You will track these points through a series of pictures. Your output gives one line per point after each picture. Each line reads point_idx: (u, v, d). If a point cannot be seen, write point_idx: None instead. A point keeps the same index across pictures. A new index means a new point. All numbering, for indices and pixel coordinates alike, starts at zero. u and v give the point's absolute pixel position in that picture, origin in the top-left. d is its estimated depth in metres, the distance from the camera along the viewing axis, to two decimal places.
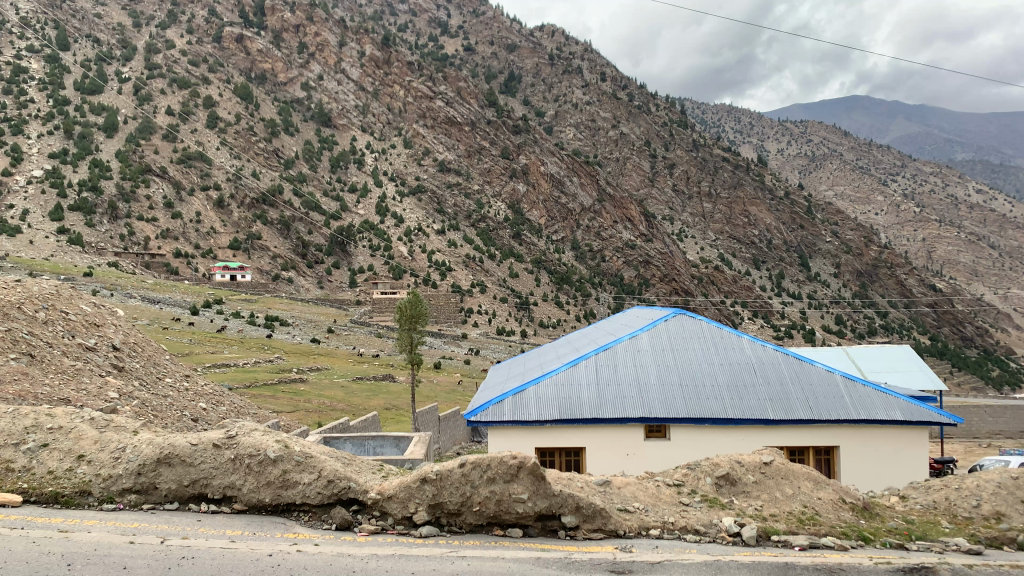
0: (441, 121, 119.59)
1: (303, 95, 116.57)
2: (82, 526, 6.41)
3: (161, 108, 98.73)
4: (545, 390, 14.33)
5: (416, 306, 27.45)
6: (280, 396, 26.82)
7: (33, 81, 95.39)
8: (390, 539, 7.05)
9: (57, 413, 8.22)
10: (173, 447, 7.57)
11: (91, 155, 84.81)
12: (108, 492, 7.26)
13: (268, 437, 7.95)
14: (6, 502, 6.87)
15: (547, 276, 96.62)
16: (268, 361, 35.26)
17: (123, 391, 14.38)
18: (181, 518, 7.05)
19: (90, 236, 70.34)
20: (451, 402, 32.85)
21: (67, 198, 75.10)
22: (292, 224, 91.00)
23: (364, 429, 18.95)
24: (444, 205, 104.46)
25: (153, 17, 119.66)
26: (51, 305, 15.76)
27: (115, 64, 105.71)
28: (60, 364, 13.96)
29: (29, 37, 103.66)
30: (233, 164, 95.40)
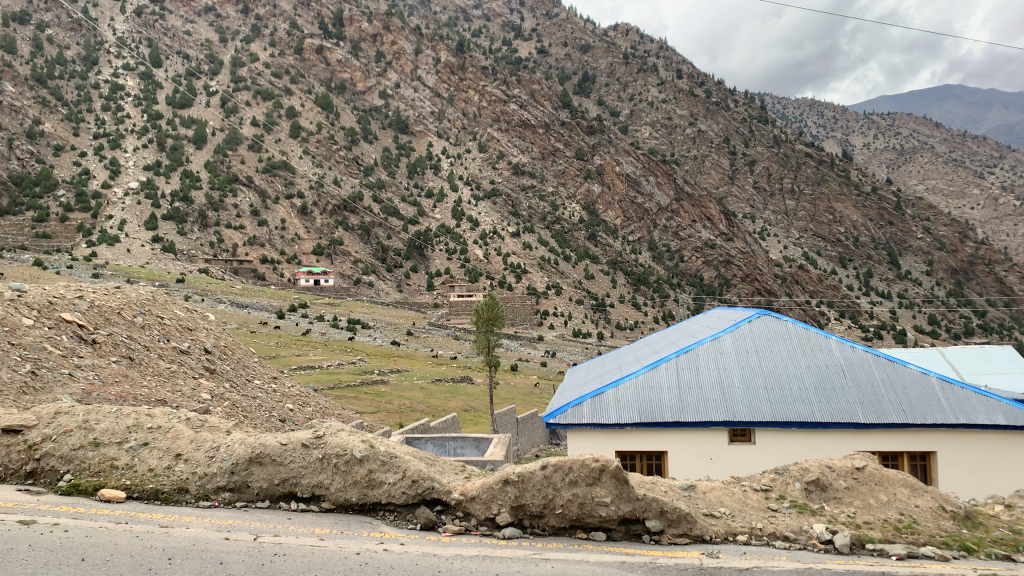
0: (515, 124, 117.50)
1: (380, 102, 120.01)
2: (181, 522, 6.67)
3: (247, 119, 102.94)
4: (625, 394, 14.21)
5: (493, 308, 27.56)
6: (362, 397, 27.42)
7: (129, 98, 100.97)
8: (473, 540, 7.07)
9: (156, 414, 8.56)
10: (263, 447, 7.81)
11: (182, 166, 89.14)
12: (204, 489, 7.51)
13: (353, 437, 8.11)
14: (112, 497, 7.19)
15: (624, 277, 95.90)
16: (351, 363, 36.18)
17: (215, 393, 14.96)
18: (272, 516, 7.25)
19: (183, 244, 74.17)
20: (529, 404, 32.92)
21: (161, 208, 79.27)
22: (371, 229, 93.20)
23: (444, 430, 19.15)
24: (518, 208, 104.06)
25: (238, 32, 124.42)
26: (148, 310, 16.53)
27: (204, 78, 110.49)
28: (157, 367, 14.62)
29: (126, 56, 109.56)
30: (316, 173, 98.55)
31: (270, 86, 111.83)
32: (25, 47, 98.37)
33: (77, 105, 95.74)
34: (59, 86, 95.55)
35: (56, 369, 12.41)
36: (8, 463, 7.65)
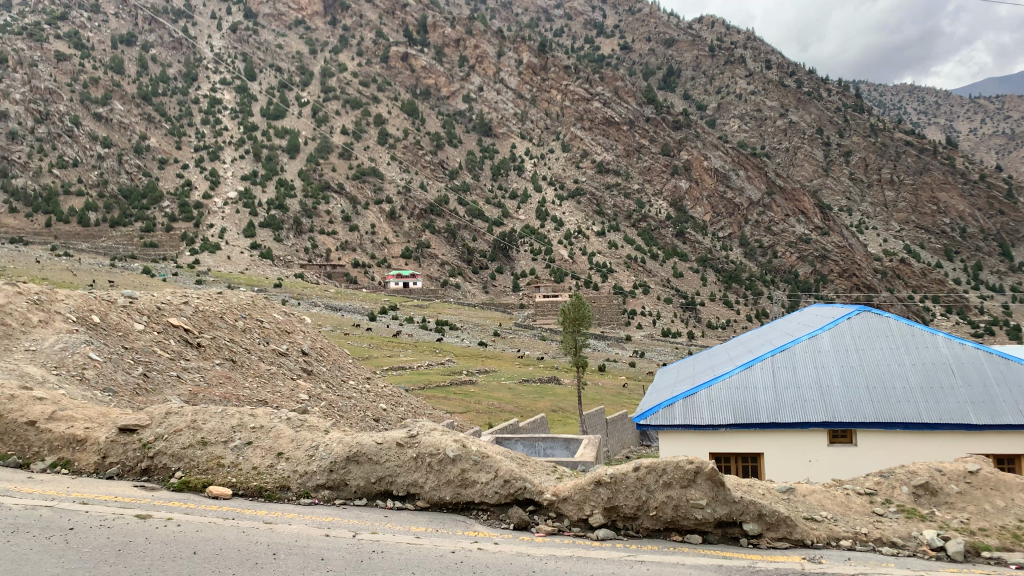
0: (599, 122, 116.55)
1: (464, 106, 121.50)
2: (284, 518, 6.90)
3: (337, 128, 106.35)
4: (718, 395, 13.91)
5: (580, 309, 27.42)
6: (451, 397, 27.75)
7: (226, 111, 105.91)
8: (567, 541, 7.03)
9: (259, 414, 8.88)
10: (360, 446, 8.00)
11: (277, 175, 92.92)
12: (305, 487, 7.75)
13: (446, 436, 8.19)
14: (219, 494, 7.51)
15: (714, 274, 93.92)
16: (440, 363, 36.73)
17: (312, 393, 15.42)
18: (370, 514, 7.39)
19: (280, 251, 77.45)
20: (618, 406, 32.61)
21: (258, 216, 82.90)
22: (457, 232, 94.34)
23: (534, 432, 19.11)
24: (603, 206, 103.43)
25: (327, 44, 128.35)
26: (248, 314, 17.22)
27: (296, 89, 114.78)
28: (257, 368, 15.20)
29: (223, 71, 114.82)
30: (403, 178, 100.67)
31: (358, 95, 115.28)
32: (132, 66, 104.11)
33: (179, 120, 100.69)
34: (163, 103, 100.73)
35: (166, 371, 13.09)
36: (125, 460, 8.07)
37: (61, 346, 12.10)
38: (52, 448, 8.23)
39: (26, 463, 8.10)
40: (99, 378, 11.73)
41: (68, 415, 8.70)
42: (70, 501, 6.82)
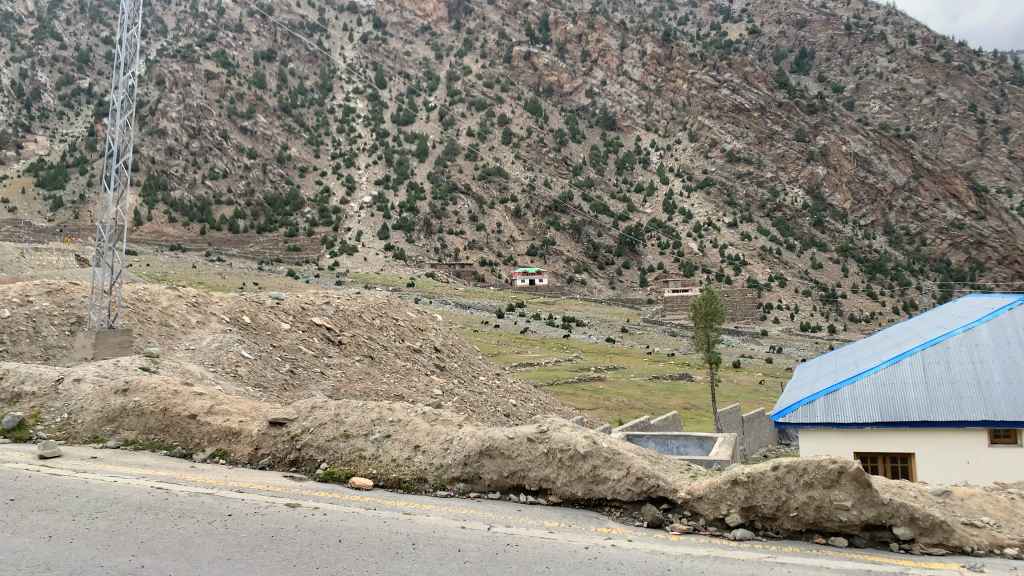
0: (728, 109, 112.24)
1: (588, 101, 121.09)
2: (422, 510, 7.13)
3: (463, 130, 109.49)
4: (861, 390, 13.29)
5: (711, 303, 26.68)
6: (580, 393, 27.76)
7: (359, 119, 111.34)
8: (703, 539, 6.88)
9: (396, 408, 9.19)
10: (493, 440, 8.13)
11: (408, 179, 97.04)
12: (441, 479, 7.98)
13: (577, 433, 8.20)
14: (361, 485, 7.84)
15: (856, 265, 89.01)
16: (568, 360, 36.75)
17: (446, 389, 15.83)
18: (503, 507, 7.50)
19: (411, 251, 80.42)
20: (754, 403, 31.52)
21: (391, 219, 86.76)
22: (582, 228, 94.13)
23: (666, 429, 18.78)
24: (734, 196, 100.15)
25: (452, 48, 132.34)
26: (384, 312, 17.92)
27: (424, 94, 118.46)
28: (394, 364, 15.80)
29: (356, 81, 120.19)
30: (528, 176, 101.53)
31: (482, 96, 117.46)
32: (273, 81, 110.47)
33: (317, 129, 106.86)
34: (301, 114, 106.67)
35: (310, 368, 13.84)
36: (276, 451, 8.56)
37: (217, 345, 13.03)
38: (211, 440, 8.81)
39: (188, 453, 8.72)
40: (251, 374, 12.49)
41: (225, 410, 9.33)
42: (227, 489, 7.32)
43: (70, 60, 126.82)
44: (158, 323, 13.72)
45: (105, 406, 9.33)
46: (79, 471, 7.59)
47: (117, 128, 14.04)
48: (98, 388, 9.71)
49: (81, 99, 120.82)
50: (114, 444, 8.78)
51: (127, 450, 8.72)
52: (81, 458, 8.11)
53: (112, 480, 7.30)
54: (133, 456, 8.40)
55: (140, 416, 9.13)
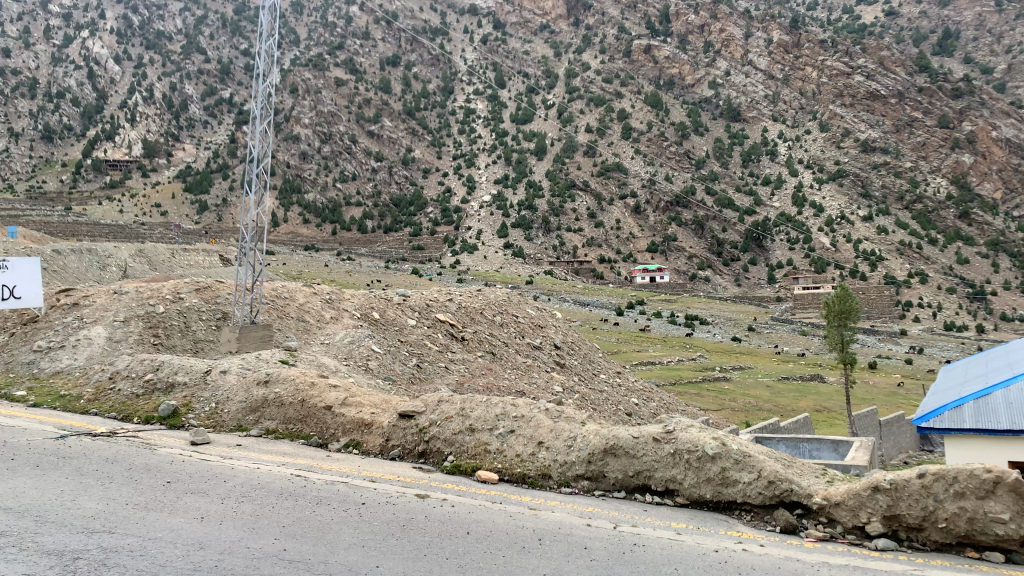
0: (863, 96, 106.62)
1: (710, 93, 116.72)
2: (548, 506, 7.15)
3: (582, 126, 109.07)
4: (1018, 395, 12.30)
5: (845, 301, 25.33)
6: (705, 394, 27.16)
7: (480, 120, 113.52)
8: (842, 548, 6.52)
9: (520, 404, 9.24)
10: (617, 439, 8.05)
11: (526, 177, 97.95)
12: (565, 476, 7.96)
13: (704, 434, 8.01)
14: (487, 478, 7.94)
15: (1008, 260, 82.59)
16: (691, 359, 35.95)
17: (566, 386, 15.85)
18: (629, 507, 7.40)
19: (530, 249, 81.16)
20: (894, 407, 29.72)
21: (510, 217, 88.01)
22: (705, 223, 90.79)
23: (796, 432, 18.03)
24: (870, 188, 94.81)
25: (570, 45, 132.43)
26: (505, 310, 18.14)
27: (542, 93, 119.16)
28: (515, 361, 15.98)
29: (476, 82, 122.59)
30: (648, 171, 99.26)
31: (602, 92, 116.49)
32: (397, 86, 114.81)
33: (439, 131, 110.37)
34: (424, 116, 110.59)
35: (435, 363, 14.20)
36: (405, 443, 8.82)
37: (349, 340, 13.56)
38: (345, 431, 9.18)
39: (324, 443, 9.11)
40: (381, 368, 12.92)
41: (358, 401, 9.70)
42: (361, 478, 7.60)
43: (213, 73, 136.35)
44: (295, 319, 14.47)
45: (250, 397, 9.91)
46: (226, 457, 8.09)
47: (257, 135, 14.91)
48: (242, 379, 10.33)
49: (223, 108, 129.54)
50: (257, 433, 9.30)
51: (269, 438, 9.21)
52: (228, 445, 8.64)
53: (257, 466, 7.74)
54: (274, 445, 8.86)
55: (280, 406, 9.63)
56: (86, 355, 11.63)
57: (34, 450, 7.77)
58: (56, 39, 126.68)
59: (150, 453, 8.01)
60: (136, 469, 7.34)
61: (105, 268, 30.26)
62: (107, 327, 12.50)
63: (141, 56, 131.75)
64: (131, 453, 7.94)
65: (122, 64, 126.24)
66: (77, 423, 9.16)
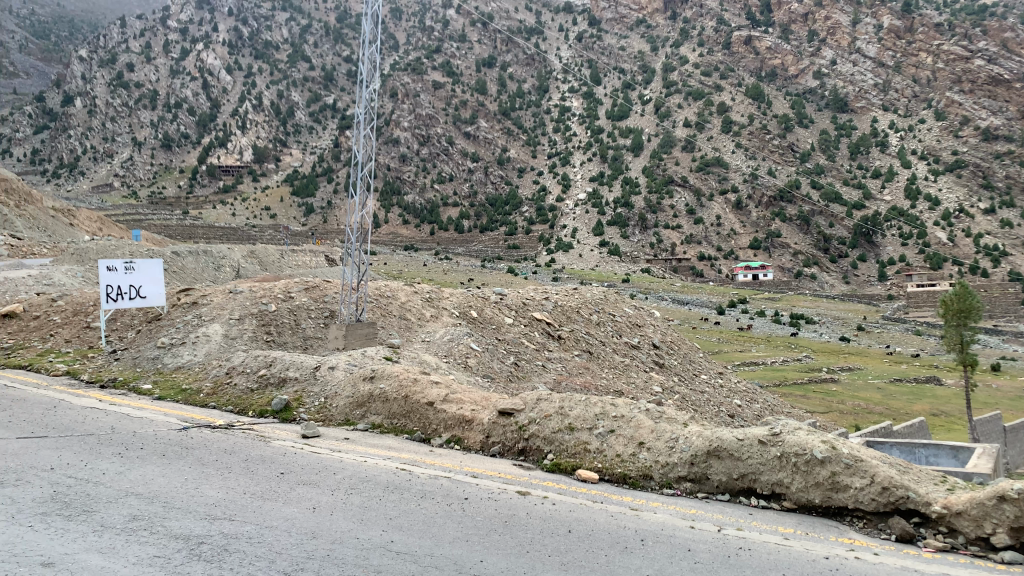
0: (984, 82, 100.96)
1: (815, 83, 111.58)
2: (649, 507, 7.06)
3: (679, 121, 105.00)
4: None
5: (965, 300, 23.85)
6: (811, 396, 26.25)
7: (576, 117, 113.47)
8: (963, 560, 6.16)
9: (619, 404, 9.21)
10: (721, 440, 7.89)
11: (623, 173, 96.87)
12: (667, 477, 7.81)
13: (813, 436, 7.78)
14: (587, 477, 7.87)
15: None
16: (796, 360, 34.78)
17: (665, 386, 15.64)
18: (734, 510, 7.21)
19: (627, 247, 80.73)
20: (1019, 412, 27.92)
21: (606, 214, 87.50)
22: (811, 218, 86.73)
23: (911, 436, 17.17)
24: (992, 179, 89.90)
25: (668, 39, 128.71)
26: (602, 308, 18.07)
27: (639, 88, 116.54)
28: (613, 360, 15.89)
29: (571, 81, 122.33)
30: (750, 165, 94.44)
31: (700, 86, 111.52)
32: (492, 86, 118.19)
33: (534, 131, 111.22)
34: (520, 116, 112.92)
35: (533, 361, 14.31)
36: (505, 439, 8.87)
37: (449, 337, 13.77)
38: (447, 426, 9.32)
39: (427, 438, 9.30)
40: (480, 366, 13.09)
41: (459, 399, 9.87)
42: (463, 474, 7.74)
43: (317, 80, 142.91)
44: (398, 317, 14.83)
45: (356, 392, 10.24)
46: (335, 450, 8.40)
47: (361, 139, 15.39)
48: (348, 375, 10.70)
49: (328, 114, 134.95)
50: (363, 427, 9.59)
51: (375, 433, 9.49)
52: (337, 438, 8.97)
53: (363, 460, 8.00)
54: (379, 439, 9.13)
55: (385, 402, 9.89)
56: (205, 351, 12.25)
57: (160, 440, 8.31)
58: (174, 52, 134.03)
59: (265, 445, 8.40)
60: (251, 460, 7.71)
61: (221, 268, 31.88)
62: (224, 324, 13.14)
63: (250, 65, 137.94)
64: (246, 444, 8.35)
65: (234, 74, 132.84)
66: (198, 416, 9.68)
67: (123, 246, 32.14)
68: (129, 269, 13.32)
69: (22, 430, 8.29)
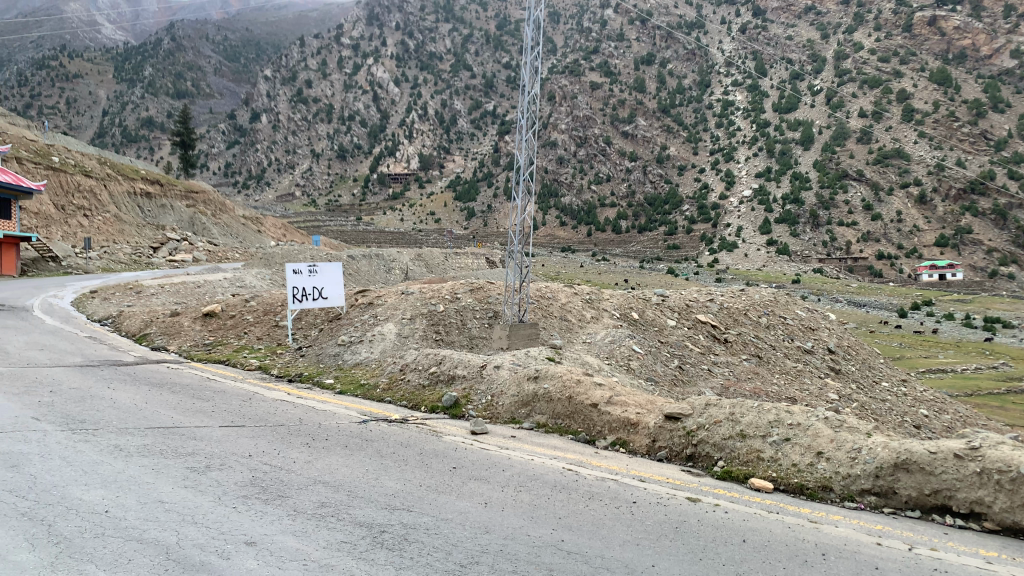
0: None
1: (1014, 63, 100.31)
2: (829, 520, 6.67)
3: (854, 111, 97.46)
4: None
5: None
6: (1010, 407, 23.79)
7: (739, 112, 109.58)
8: None
9: (795, 411, 8.82)
10: (910, 454, 7.38)
11: (792, 168, 92.34)
12: (848, 490, 7.29)
13: (1019, 452, 7.09)
14: (761, 486, 7.46)
15: None
16: (992, 368, 31.67)
17: (842, 393, 14.76)
18: (925, 528, 6.65)
19: (796, 246, 77.38)
20: None
21: (773, 212, 84.50)
22: (1009, 212, 78.58)
23: None
24: None
25: (840, 24, 118.93)
26: (771, 311, 17.40)
27: (808, 78, 108.79)
28: (784, 366, 15.26)
29: (735, 74, 118.08)
30: (935, 156, 86.70)
31: (877, 73, 102.79)
32: (653, 84, 122.67)
33: (695, 127, 110.49)
34: (680, 113, 113.91)
35: (697, 365, 13.96)
36: (672, 444, 8.65)
37: (610, 339, 13.72)
38: (611, 429, 9.25)
39: (592, 439, 9.22)
40: (643, 368, 12.90)
41: (623, 401, 9.80)
42: (631, 477, 7.65)
43: (479, 87, 145.43)
44: (559, 318, 14.94)
45: (521, 391, 10.40)
46: (502, 447, 8.58)
47: (522, 144, 15.69)
48: (514, 374, 10.93)
49: (488, 120, 137.18)
50: (529, 426, 9.66)
51: (540, 431, 9.53)
52: (503, 436, 9.13)
53: (530, 458, 8.12)
54: (544, 438, 9.17)
55: (549, 402, 9.99)
56: (380, 348, 12.91)
57: (342, 431, 8.87)
58: (347, 68, 142.57)
59: (437, 439, 8.73)
60: (425, 454, 8.05)
61: (390, 271, 33.42)
62: (397, 324, 13.78)
63: (416, 77, 144.45)
64: (420, 438, 8.73)
65: (401, 86, 139.36)
66: (374, 409, 10.23)
67: (304, 250, 34.60)
68: (313, 272, 14.28)
69: (224, 419, 9.12)
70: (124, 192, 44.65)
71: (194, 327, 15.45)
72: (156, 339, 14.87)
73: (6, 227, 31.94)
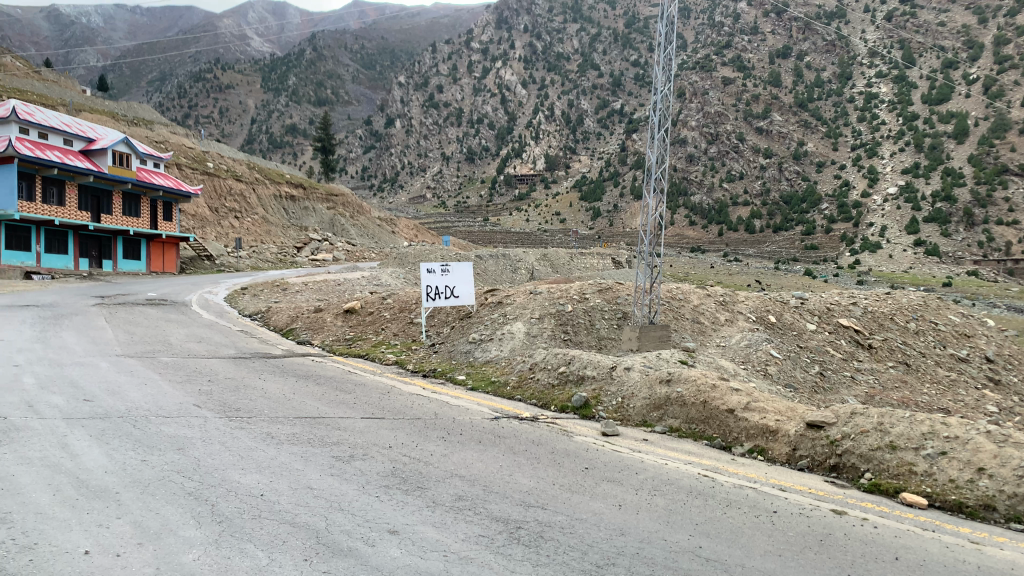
0: None
1: None
2: (994, 542, 6.18)
3: (1017, 100, 89.10)
4: None
5: None
6: None
7: (884, 104, 104.31)
8: None
9: (952, 423, 8.25)
10: None
11: (943, 163, 86.23)
12: (1016, 510, 6.72)
13: None
14: (913, 502, 7.01)
15: None
16: None
17: (1002, 406, 13.59)
18: None
19: (947, 246, 71.91)
20: None
21: (921, 210, 79.49)
22: None
23: None
24: None
25: (1001, 7, 109.25)
26: (921, 316, 16.41)
27: (963, 67, 100.23)
28: (936, 375, 14.31)
29: (878, 65, 112.19)
30: None
31: None
32: (789, 78, 117.87)
33: (835, 121, 105.61)
34: (818, 107, 109.06)
35: (839, 371, 13.35)
36: (815, 454, 8.30)
37: (746, 342, 13.34)
38: (748, 435, 8.95)
39: (727, 446, 8.97)
40: (782, 374, 12.42)
41: (761, 407, 9.46)
42: (770, 486, 7.39)
43: (606, 87, 140.88)
44: (691, 320, 14.65)
45: (653, 394, 10.26)
46: (635, 450, 8.49)
47: (654, 142, 15.47)
48: (644, 376, 10.81)
49: (615, 119, 131.95)
50: (661, 429, 9.52)
51: (673, 436, 9.36)
52: (635, 438, 9.05)
53: (665, 462, 7.98)
54: (676, 442, 9.00)
55: (682, 405, 9.81)
56: (510, 347, 13.06)
57: (475, 426, 9.06)
58: (477, 72, 146.95)
59: (566, 439, 8.75)
60: (557, 453, 8.10)
61: (517, 271, 33.89)
62: (526, 323, 13.92)
63: (544, 78, 146.23)
64: (551, 438, 8.76)
65: (528, 88, 140.73)
66: (506, 408, 10.33)
67: (435, 250, 35.51)
68: (445, 271, 14.69)
69: (365, 410, 9.53)
70: (271, 194, 47.41)
71: (336, 323, 16.19)
72: (300, 333, 15.78)
73: (168, 228, 35.16)
